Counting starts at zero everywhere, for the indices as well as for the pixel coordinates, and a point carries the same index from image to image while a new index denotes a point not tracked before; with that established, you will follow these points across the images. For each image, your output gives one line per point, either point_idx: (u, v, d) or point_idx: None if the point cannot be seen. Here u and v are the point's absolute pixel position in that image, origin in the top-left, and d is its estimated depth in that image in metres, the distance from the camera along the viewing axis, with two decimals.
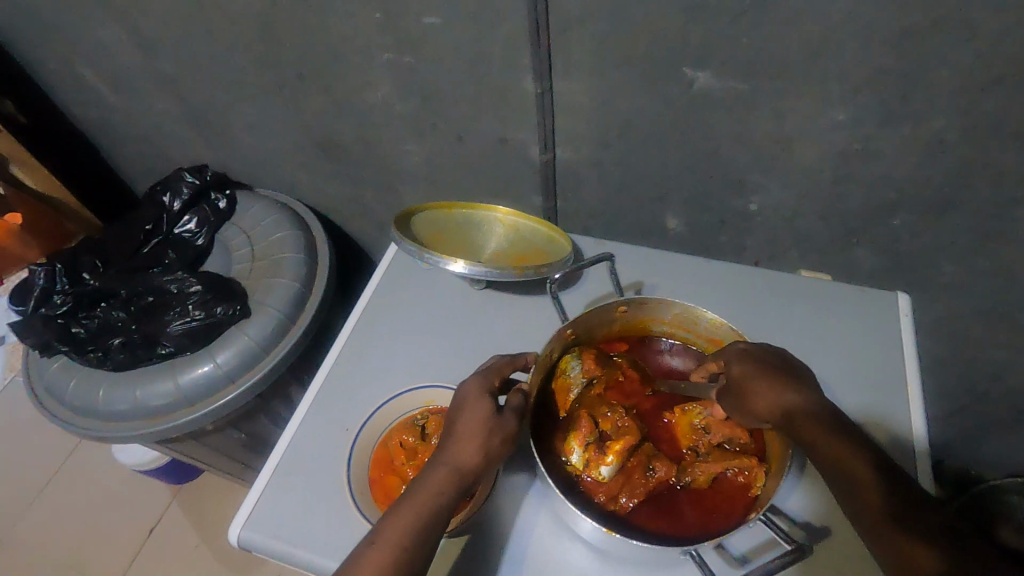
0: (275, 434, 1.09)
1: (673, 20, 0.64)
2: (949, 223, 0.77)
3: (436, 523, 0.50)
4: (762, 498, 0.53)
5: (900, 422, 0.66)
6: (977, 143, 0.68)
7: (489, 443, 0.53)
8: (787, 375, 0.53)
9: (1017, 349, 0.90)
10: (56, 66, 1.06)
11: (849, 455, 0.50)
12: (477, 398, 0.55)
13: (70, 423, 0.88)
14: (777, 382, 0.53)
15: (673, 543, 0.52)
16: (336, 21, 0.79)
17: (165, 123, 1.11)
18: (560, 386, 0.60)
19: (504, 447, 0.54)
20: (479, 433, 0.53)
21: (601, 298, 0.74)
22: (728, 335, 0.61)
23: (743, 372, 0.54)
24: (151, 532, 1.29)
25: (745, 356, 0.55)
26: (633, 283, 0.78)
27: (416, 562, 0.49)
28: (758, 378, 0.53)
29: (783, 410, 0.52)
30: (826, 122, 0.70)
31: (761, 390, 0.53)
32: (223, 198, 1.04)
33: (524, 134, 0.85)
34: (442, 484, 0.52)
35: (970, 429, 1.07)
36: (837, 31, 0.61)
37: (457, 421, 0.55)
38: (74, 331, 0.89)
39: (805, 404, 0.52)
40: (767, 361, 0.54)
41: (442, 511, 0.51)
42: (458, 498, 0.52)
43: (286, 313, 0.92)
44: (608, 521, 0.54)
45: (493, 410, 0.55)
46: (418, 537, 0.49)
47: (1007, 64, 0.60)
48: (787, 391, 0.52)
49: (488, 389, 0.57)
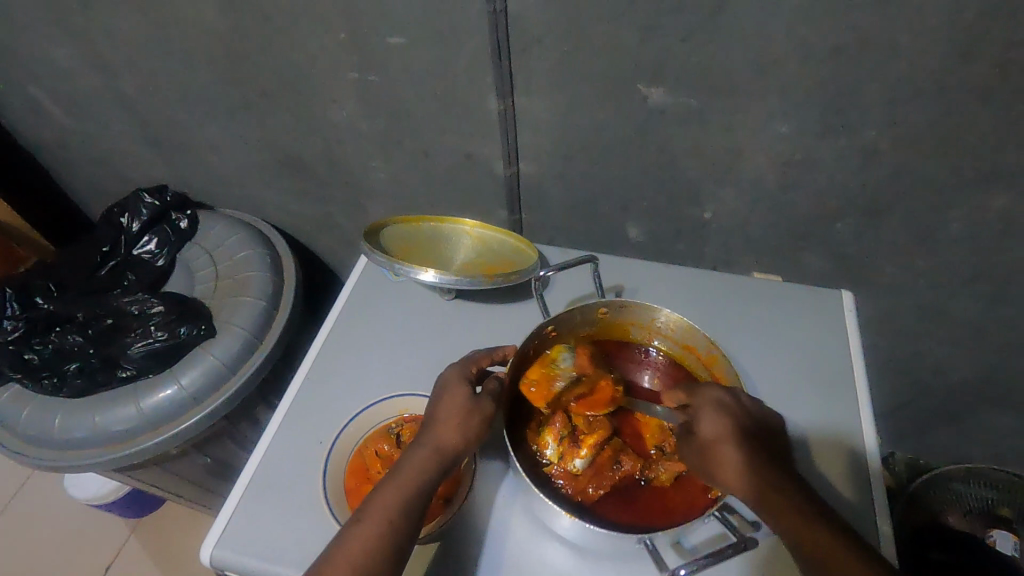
0: (242, 458, 1.06)
1: (626, 40, 0.69)
2: (886, 225, 0.83)
3: (414, 503, 0.52)
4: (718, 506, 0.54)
5: (850, 419, 0.69)
6: (906, 152, 0.74)
7: (468, 425, 0.55)
8: (755, 445, 0.52)
9: (953, 342, 0.97)
10: (5, 88, 1.03)
11: (811, 525, 0.50)
12: (456, 383, 0.58)
13: (22, 454, 0.84)
14: (749, 450, 0.52)
15: (630, 530, 0.54)
16: (301, 41, 0.80)
17: (122, 144, 1.09)
18: (546, 375, 0.60)
19: (482, 430, 0.56)
20: (457, 416, 0.56)
21: (583, 298, 0.77)
22: (700, 341, 0.64)
23: (714, 434, 0.52)
24: (108, 568, 1.23)
25: (716, 415, 0.53)
26: (612, 287, 0.81)
27: (398, 541, 0.50)
28: (729, 442, 0.52)
29: (753, 473, 0.51)
30: (771, 134, 0.75)
31: (728, 460, 0.51)
32: (185, 217, 1.03)
33: (489, 150, 0.87)
34: (422, 464, 0.53)
35: (919, 421, 1.14)
36: (776, 50, 0.66)
37: (437, 408, 0.57)
38: (27, 358, 0.86)
39: (772, 471, 0.51)
40: (740, 428, 0.53)
41: (423, 491, 0.53)
42: (439, 477, 0.54)
43: (252, 331, 0.91)
44: (577, 511, 0.55)
45: (469, 394, 0.57)
46: (397, 520, 0.51)
47: (926, 81, 0.66)
48: (757, 462, 0.51)
49: (466, 376, 0.59)
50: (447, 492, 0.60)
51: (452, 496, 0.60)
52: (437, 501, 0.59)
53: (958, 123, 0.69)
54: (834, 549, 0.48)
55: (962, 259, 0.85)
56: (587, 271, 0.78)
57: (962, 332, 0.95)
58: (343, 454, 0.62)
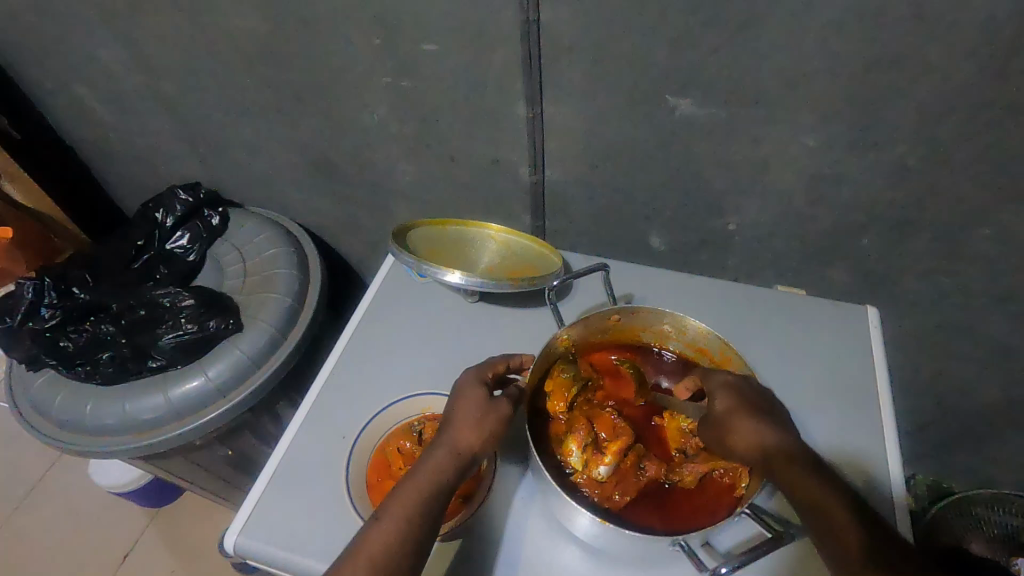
0: (261, 452, 1.08)
1: (655, 51, 0.69)
2: (912, 241, 0.83)
3: (431, 504, 0.51)
4: (706, 529, 0.52)
5: (871, 457, 0.66)
6: (935, 168, 0.73)
7: (485, 427, 0.55)
8: (771, 422, 0.54)
9: (979, 363, 0.95)
10: (51, 86, 1.07)
11: (824, 496, 0.50)
12: (472, 387, 0.58)
13: (54, 438, 0.87)
14: (762, 425, 0.54)
15: (663, 532, 0.54)
16: (336, 46, 0.82)
17: (158, 141, 1.12)
18: (557, 386, 0.61)
19: (499, 431, 0.56)
20: (474, 417, 0.55)
21: (596, 305, 0.77)
22: (714, 342, 0.63)
23: (728, 408, 0.55)
24: (128, 553, 1.27)
25: (729, 390, 0.56)
26: (623, 295, 0.80)
27: (415, 543, 0.50)
28: (741, 414, 0.54)
29: (765, 443, 0.53)
30: (798, 147, 0.76)
31: (738, 426, 0.54)
32: (216, 214, 1.05)
33: (515, 157, 0.89)
34: (441, 463, 0.53)
35: (941, 442, 1.12)
36: (806, 64, 0.67)
37: (454, 409, 0.57)
38: (63, 345, 0.89)
39: (781, 445, 0.53)
40: (752, 404, 0.55)
41: (443, 490, 0.52)
42: (457, 479, 0.53)
43: (277, 326, 0.93)
44: (605, 516, 0.55)
45: (487, 396, 0.57)
46: (417, 515, 0.51)
47: (958, 97, 0.66)
48: (770, 433, 0.53)
49: (482, 381, 0.59)
50: (467, 490, 0.60)
51: (471, 495, 0.60)
52: (457, 499, 0.60)
53: (992, 138, 0.68)
54: (834, 513, 0.49)
55: (990, 277, 0.83)
56: (598, 279, 0.78)
57: (989, 352, 0.93)
58: (365, 451, 0.63)
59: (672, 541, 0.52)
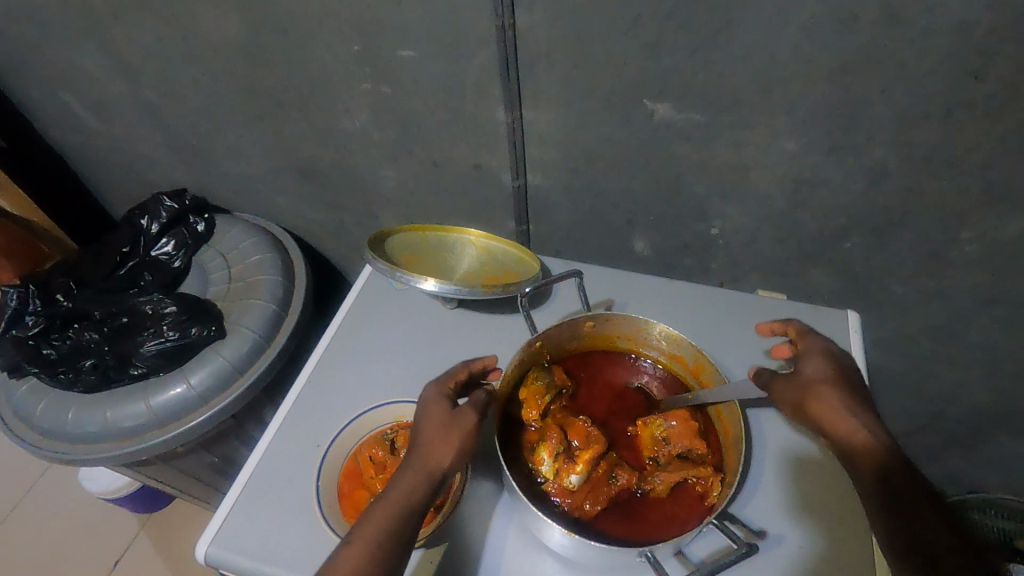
0: (247, 458, 1.08)
1: (631, 55, 0.69)
2: (895, 244, 0.82)
3: (406, 523, 0.50)
4: (675, 540, 0.51)
5: None
6: (915, 171, 0.73)
7: (454, 438, 0.55)
8: (855, 395, 0.54)
9: (965, 366, 0.94)
10: (37, 93, 1.08)
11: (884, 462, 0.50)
12: (436, 400, 0.57)
13: (34, 446, 0.87)
14: (847, 400, 0.53)
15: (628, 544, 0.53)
16: (317, 52, 0.82)
17: (144, 148, 1.13)
18: (530, 394, 0.60)
19: (468, 443, 0.56)
20: (442, 430, 0.55)
21: (574, 312, 0.76)
22: (687, 350, 0.63)
23: (815, 375, 0.55)
24: (118, 560, 1.27)
25: (822, 360, 0.56)
26: (602, 300, 0.80)
27: (389, 563, 0.49)
28: (828, 384, 0.54)
29: (846, 412, 0.52)
30: (777, 151, 0.75)
31: (823, 393, 0.54)
32: (202, 221, 1.05)
33: (497, 162, 0.88)
34: (412, 481, 0.52)
35: (930, 446, 1.11)
36: (782, 68, 0.66)
37: (420, 426, 0.56)
38: (46, 352, 0.88)
39: (860, 416, 0.53)
40: (842, 378, 0.55)
41: (416, 507, 0.51)
42: (430, 494, 0.53)
43: (261, 333, 0.93)
44: (575, 526, 0.55)
45: (451, 408, 0.57)
46: (390, 536, 0.49)
47: (935, 101, 0.65)
48: (853, 405, 0.53)
49: (446, 393, 0.59)
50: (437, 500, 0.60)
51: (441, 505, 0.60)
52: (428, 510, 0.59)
53: (970, 142, 0.68)
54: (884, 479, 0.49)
55: (974, 280, 0.83)
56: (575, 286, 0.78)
57: (976, 356, 0.92)
58: (337, 461, 0.63)
59: (639, 552, 0.52)
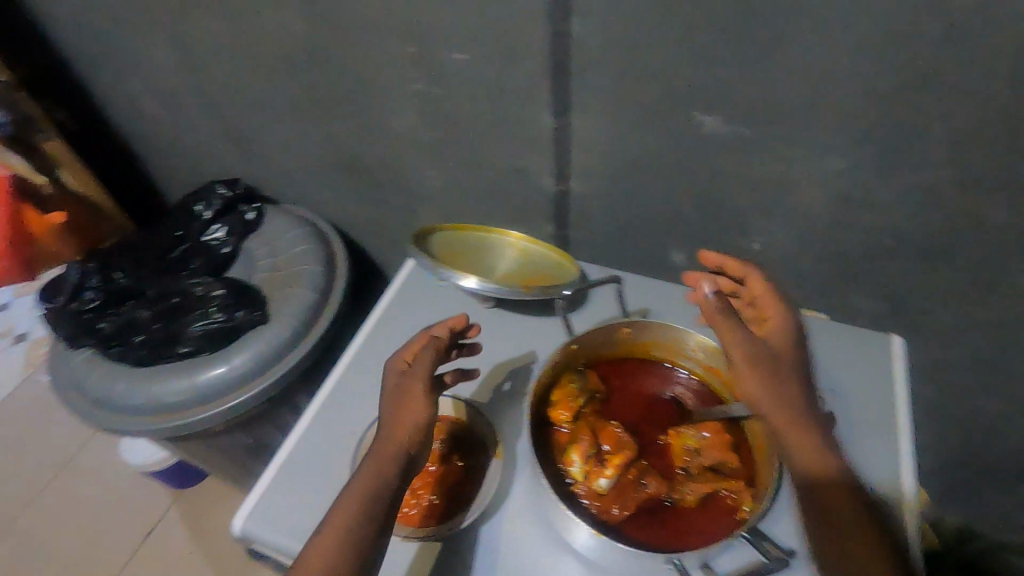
0: (279, 442, 1.11)
1: (682, 66, 0.70)
2: (944, 270, 0.80)
3: (373, 507, 0.52)
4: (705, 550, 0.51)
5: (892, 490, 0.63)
6: (969, 196, 0.71)
7: (412, 420, 0.55)
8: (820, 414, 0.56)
9: (1013, 402, 0.91)
10: (107, 82, 1.14)
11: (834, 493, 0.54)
12: (393, 383, 0.58)
13: (82, 413, 0.92)
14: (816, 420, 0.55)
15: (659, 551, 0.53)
16: (373, 52, 0.85)
17: (201, 138, 1.18)
18: (563, 396, 0.62)
19: (428, 423, 0.56)
20: (401, 413, 0.56)
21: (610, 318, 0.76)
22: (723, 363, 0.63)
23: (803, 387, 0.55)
24: (147, 535, 1.32)
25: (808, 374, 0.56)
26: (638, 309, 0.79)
27: (360, 544, 0.51)
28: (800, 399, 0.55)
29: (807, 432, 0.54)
30: (825, 169, 0.74)
31: (799, 409, 0.54)
32: (252, 210, 1.09)
33: (539, 167, 0.89)
34: (376, 467, 0.54)
35: (970, 485, 1.06)
36: (836, 85, 0.66)
37: (383, 412, 0.57)
38: (103, 327, 0.95)
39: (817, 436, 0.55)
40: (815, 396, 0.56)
41: (385, 493, 0.53)
42: (396, 476, 0.54)
43: (301, 321, 0.96)
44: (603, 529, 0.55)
45: (405, 388, 0.57)
46: (358, 520, 0.52)
47: (994, 124, 0.64)
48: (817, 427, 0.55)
49: (402, 371, 0.59)
50: (464, 495, 0.62)
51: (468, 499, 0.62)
52: (455, 503, 0.61)
53: None
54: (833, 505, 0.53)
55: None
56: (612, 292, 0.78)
57: None
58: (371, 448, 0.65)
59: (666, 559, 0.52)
